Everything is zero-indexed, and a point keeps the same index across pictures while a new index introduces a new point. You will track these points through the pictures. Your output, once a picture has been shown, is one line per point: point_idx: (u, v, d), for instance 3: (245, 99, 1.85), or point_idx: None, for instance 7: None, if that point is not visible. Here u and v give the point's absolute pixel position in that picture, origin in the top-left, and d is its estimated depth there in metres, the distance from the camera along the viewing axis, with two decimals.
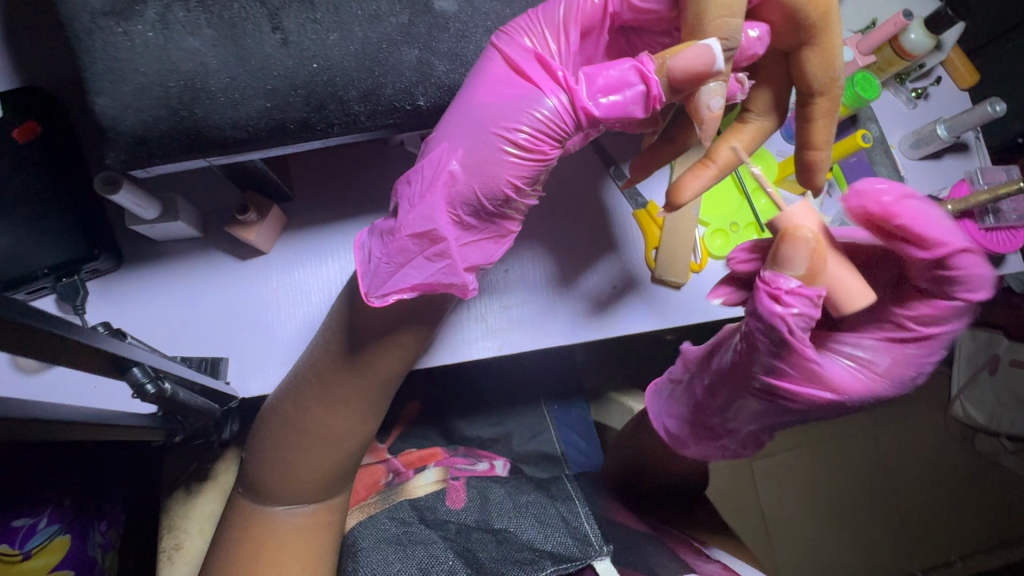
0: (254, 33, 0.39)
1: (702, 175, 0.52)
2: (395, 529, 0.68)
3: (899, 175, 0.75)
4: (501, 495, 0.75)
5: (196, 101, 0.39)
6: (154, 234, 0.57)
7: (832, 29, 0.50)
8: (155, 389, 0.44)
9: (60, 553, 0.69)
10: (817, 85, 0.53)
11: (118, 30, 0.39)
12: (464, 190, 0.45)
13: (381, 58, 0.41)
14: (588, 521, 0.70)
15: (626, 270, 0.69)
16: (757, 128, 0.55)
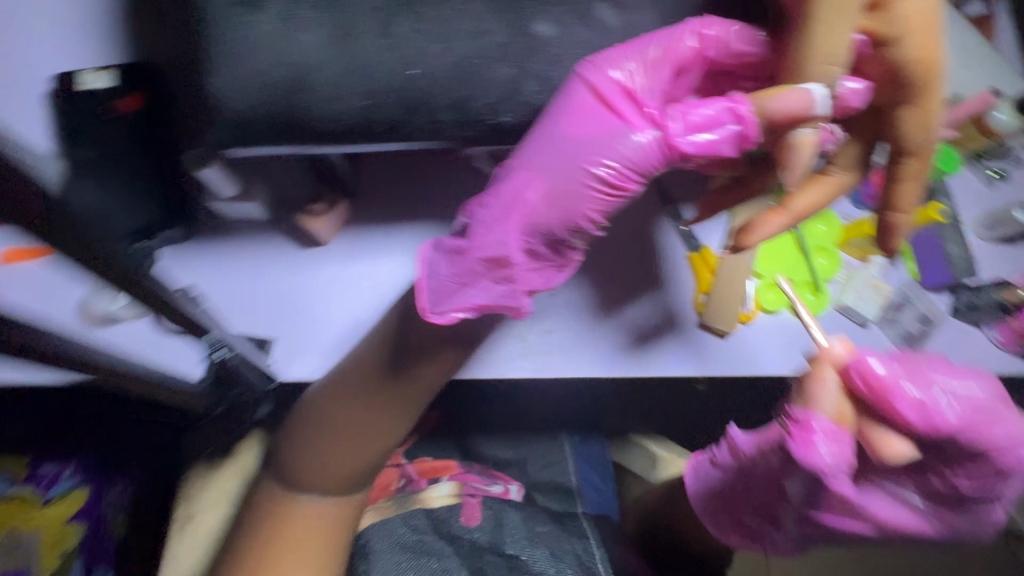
0: (364, 36, 0.41)
1: (777, 221, 0.51)
2: (410, 535, 0.69)
3: (968, 254, 0.74)
4: (515, 521, 0.74)
5: (298, 94, 0.41)
6: (229, 211, 0.60)
7: (931, 91, 0.50)
8: None
9: (75, 505, 0.84)
10: (909, 143, 0.52)
11: (242, 19, 0.41)
12: (539, 219, 0.45)
13: (475, 73, 0.43)
14: (602, 561, 0.73)
15: (671, 309, 0.69)
16: (837, 182, 0.54)
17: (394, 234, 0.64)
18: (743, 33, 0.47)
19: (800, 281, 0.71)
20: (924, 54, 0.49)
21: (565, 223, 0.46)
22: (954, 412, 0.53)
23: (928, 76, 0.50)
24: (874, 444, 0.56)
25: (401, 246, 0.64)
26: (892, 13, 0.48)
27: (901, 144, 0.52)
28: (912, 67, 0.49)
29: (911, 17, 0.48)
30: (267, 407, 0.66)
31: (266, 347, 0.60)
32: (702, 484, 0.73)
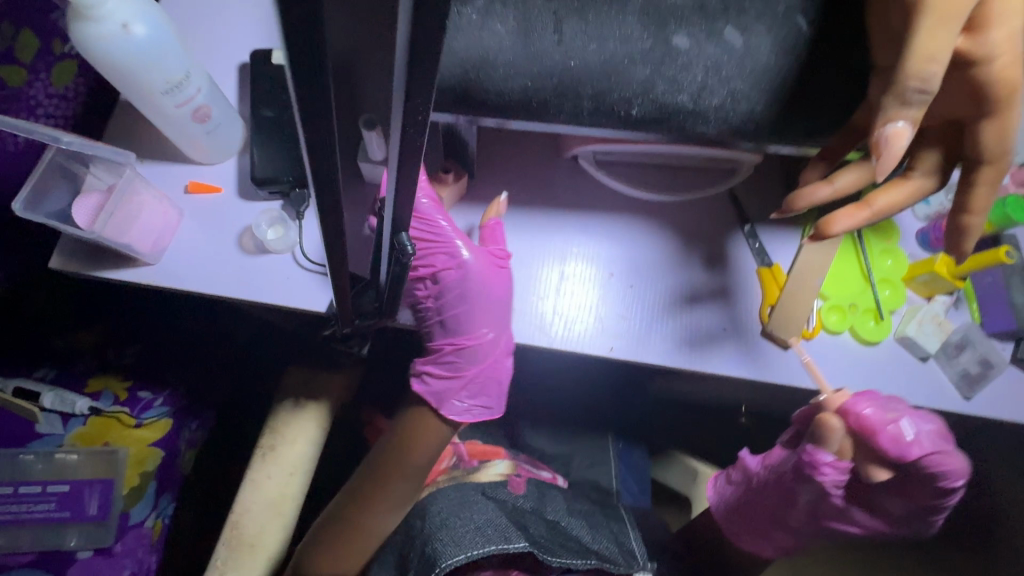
0: (541, 31, 0.46)
1: (858, 215, 0.54)
2: (457, 496, 0.78)
3: None
4: (557, 498, 0.82)
5: (481, 73, 0.48)
6: (370, 172, 0.70)
7: (1015, 108, 0.49)
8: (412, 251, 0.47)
9: (159, 431, 0.95)
10: (986, 153, 0.52)
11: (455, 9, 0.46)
12: (492, 351, 0.71)
13: (619, 71, 0.48)
14: (636, 541, 0.78)
15: (742, 317, 0.74)
16: (918, 186, 0.56)
17: (504, 214, 0.74)
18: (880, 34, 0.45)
19: (864, 307, 0.75)
20: (1010, 75, 0.47)
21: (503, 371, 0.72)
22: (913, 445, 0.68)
23: (1015, 91, 0.48)
24: (818, 438, 0.73)
25: (512, 225, 0.74)
26: (987, 35, 0.45)
27: (977, 153, 0.52)
28: (996, 86, 0.48)
29: (1003, 40, 0.46)
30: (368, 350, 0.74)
31: None
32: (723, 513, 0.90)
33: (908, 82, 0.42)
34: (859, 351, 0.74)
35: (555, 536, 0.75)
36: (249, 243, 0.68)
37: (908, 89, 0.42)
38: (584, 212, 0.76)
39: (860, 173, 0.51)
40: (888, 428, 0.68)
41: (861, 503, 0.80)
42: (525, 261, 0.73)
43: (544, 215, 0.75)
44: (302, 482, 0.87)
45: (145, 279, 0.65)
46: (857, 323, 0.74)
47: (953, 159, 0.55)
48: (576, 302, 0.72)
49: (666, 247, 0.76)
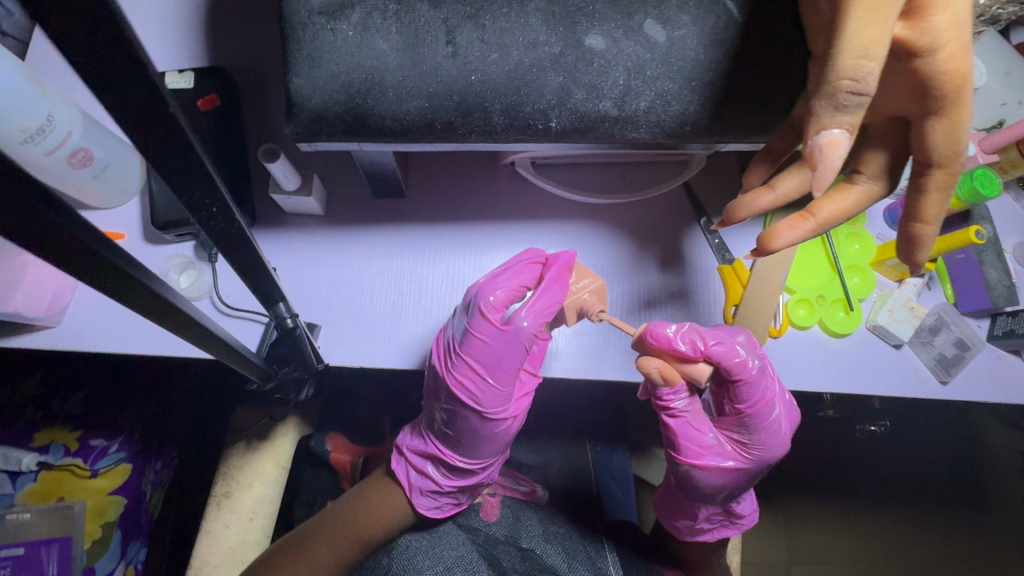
0: (431, 44, 0.45)
1: (801, 227, 0.49)
2: (425, 532, 0.72)
3: (1009, 279, 0.72)
4: (533, 520, 0.76)
5: (370, 94, 0.45)
6: (287, 204, 0.64)
7: (965, 103, 0.45)
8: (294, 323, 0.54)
9: (119, 478, 0.89)
10: (935, 156, 0.47)
11: (328, 27, 0.44)
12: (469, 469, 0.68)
13: (529, 80, 0.45)
14: (613, 564, 0.73)
15: (703, 319, 0.70)
16: (866, 192, 0.51)
17: (441, 234, 0.68)
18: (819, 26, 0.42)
19: (832, 298, 0.71)
20: (958, 67, 0.43)
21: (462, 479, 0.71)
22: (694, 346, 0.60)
23: (964, 85, 0.44)
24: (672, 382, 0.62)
25: (451, 243, 0.68)
26: (928, 22, 0.42)
27: (925, 157, 0.48)
28: (940, 78, 0.44)
29: (945, 28, 0.42)
30: (309, 395, 0.68)
31: (314, 333, 0.63)
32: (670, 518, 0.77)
33: (839, 81, 0.38)
34: (829, 344, 0.70)
35: (529, 570, 0.70)
36: None
37: (839, 90, 0.38)
38: (528, 223, 0.70)
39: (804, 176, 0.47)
40: (682, 347, 0.59)
41: (710, 442, 0.66)
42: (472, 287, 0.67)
43: (487, 229, 0.69)
44: (265, 527, 0.83)
45: (48, 342, 0.59)
46: (825, 315, 0.70)
47: (901, 162, 0.51)
48: None
49: (620, 252, 0.70)
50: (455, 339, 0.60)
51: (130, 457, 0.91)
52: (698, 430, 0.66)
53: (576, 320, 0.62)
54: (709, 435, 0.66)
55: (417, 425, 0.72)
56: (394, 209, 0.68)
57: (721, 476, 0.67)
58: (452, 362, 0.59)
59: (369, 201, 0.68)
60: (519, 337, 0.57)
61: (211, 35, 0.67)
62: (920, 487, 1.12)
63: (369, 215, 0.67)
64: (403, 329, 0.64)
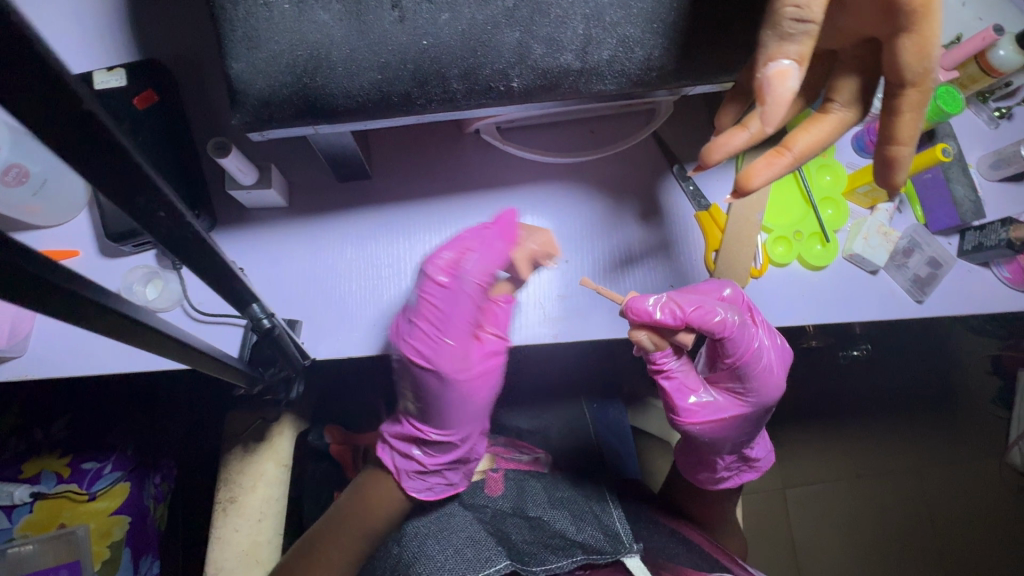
0: (376, 11, 0.42)
1: (778, 163, 0.48)
2: (433, 520, 0.74)
3: (976, 195, 0.73)
4: (538, 488, 0.77)
5: (318, 72, 0.43)
6: (248, 200, 0.61)
7: (934, 18, 0.44)
8: (269, 323, 0.53)
9: (120, 498, 0.86)
10: (909, 75, 0.47)
11: (261, 3, 0.42)
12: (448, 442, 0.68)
13: (484, 39, 0.43)
14: (619, 520, 0.73)
15: (685, 267, 0.70)
16: (840, 120, 0.51)
17: (413, 212, 0.66)
18: None
19: (809, 232, 0.72)
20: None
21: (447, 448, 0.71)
22: (672, 315, 0.61)
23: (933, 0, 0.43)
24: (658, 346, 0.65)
25: (427, 221, 0.66)
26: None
27: (901, 78, 0.47)
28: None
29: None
30: (300, 392, 0.66)
31: (295, 328, 0.61)
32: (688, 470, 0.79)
33: (783, 9, 0.39)
34: (810, 279, 0.72)
35: (539, 540, 0.71)
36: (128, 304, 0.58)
37: (784, 18, 0.39)
38: (502, 191, 0.68)
39: None
40: (660, 316, 0.61)
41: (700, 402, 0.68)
42: None
43: (461, 202, 0.67)
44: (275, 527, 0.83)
45: (17, 374, 0.57)
46: (804, 250, 0.71)
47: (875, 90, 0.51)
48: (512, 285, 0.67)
49: (598, 209, 0.69)
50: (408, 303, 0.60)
51: (127, 475, 0.88)
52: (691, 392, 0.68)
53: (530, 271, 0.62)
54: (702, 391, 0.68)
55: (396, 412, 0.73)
56: (361, 193, 0.66)
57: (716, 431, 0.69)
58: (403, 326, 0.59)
59: (335, 187, 0.65)
60: (466, 289, 0.58)
61: (138, 25, 0.62)
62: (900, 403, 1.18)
63: (336, 201, 0.65)
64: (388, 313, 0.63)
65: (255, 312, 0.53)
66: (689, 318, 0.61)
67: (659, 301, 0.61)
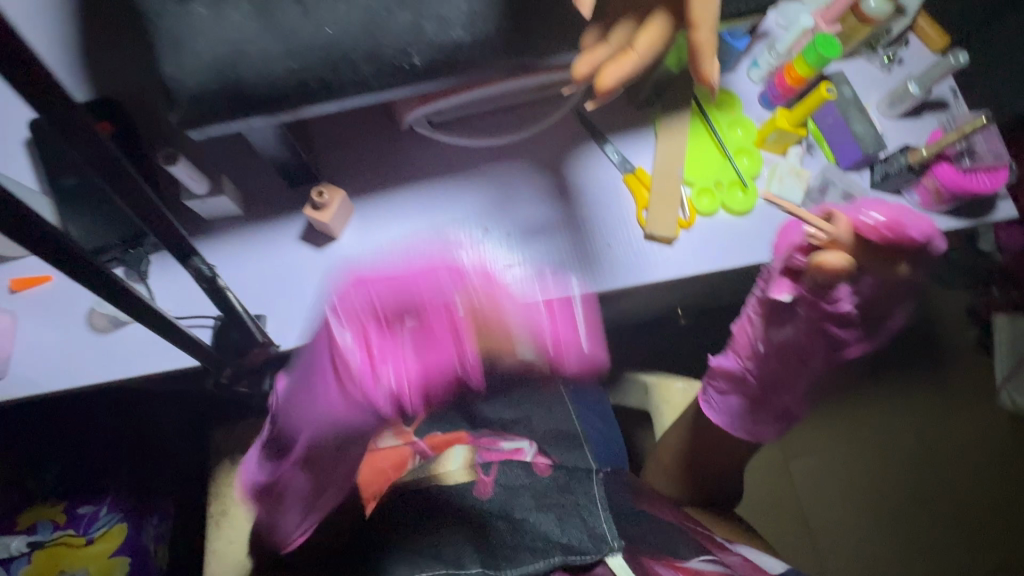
0: (283, 7, 0.46)
1: (625, 61, 0.48)
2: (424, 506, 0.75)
3: (874, 131, 0.79)
4: (524, 489, 0.77)
5: (237, 67, 0.45)
6: (202, 210, 0.66)
7: None
8: (209, 272, 0.60)
9: (117, 539, 0.89)
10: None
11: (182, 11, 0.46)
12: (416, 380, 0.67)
13: (379, 24, 0.47)
14: (606, 523, 0.72)
15: (616, 226, 0.75)
16: (659, 28, 0.49)
17: (359, 206, 0.72)
18: None
19: (728, 181, 0.78)
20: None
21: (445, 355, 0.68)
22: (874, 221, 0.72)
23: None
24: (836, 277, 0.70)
25: (374, 215, 0.72)
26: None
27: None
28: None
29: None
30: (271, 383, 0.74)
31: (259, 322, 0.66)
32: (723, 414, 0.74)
33: None
34: (734, 224, 0.77)
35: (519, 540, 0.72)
36: (100, 321, 0.63)
37: None
38: (439, 179, 0.74)
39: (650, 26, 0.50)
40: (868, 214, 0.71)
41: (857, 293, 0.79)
42: (408, 251, 0.70)
43: (405, 192, 0.73)
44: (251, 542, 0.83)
45: (3, 394, 0.61)
46: (726, 198, 0.77)
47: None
48: (460, 261, 0.72)
49: (531, 188, 0.75)
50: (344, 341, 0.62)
51: (124, 516, 0.91)
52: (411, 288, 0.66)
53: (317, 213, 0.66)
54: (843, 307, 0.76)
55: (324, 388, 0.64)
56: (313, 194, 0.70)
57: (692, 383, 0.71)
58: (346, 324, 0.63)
59: (286, 192, 0.70)
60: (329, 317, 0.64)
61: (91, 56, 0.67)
62: (895, 367, 1.32)
63: (286, 205, 0.70)
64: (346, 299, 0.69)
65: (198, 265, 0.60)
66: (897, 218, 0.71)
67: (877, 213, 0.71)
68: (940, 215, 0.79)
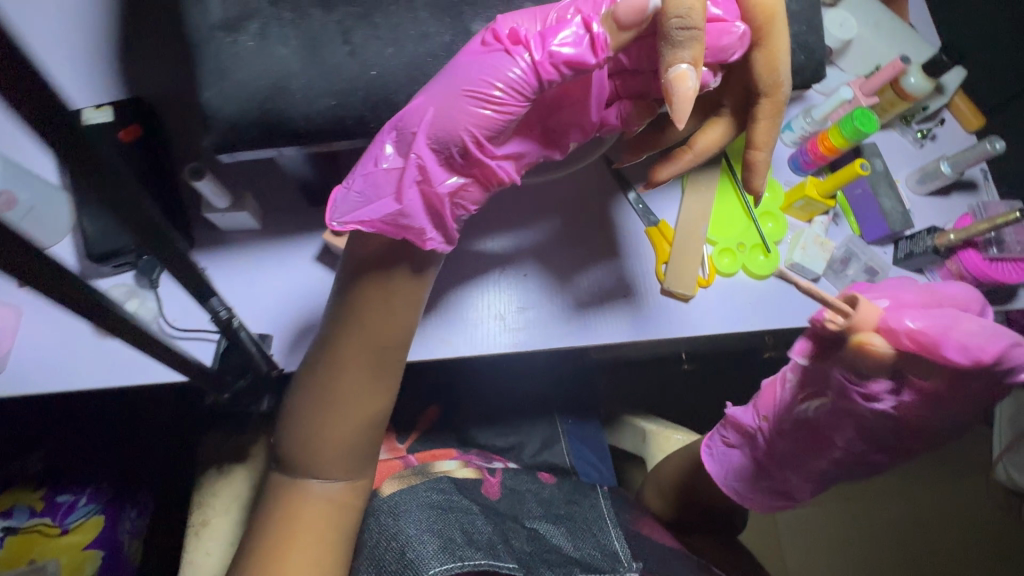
0: (330, 45, 0.46)
1: (680, 162, 0.56)
2: (437, 497, 0.77)
3: (903, 207, 0.78)
4: (531, 502, 0.87)
5: (277, 99, 0.44)
6: (222, 222, 0.65)
7: (775, 34, 0.51)
8: (226, 315, 0.59)
9: (92, 533, 0.89)
10: (762, 86, 0.53)
11: (228, 40, 0.45)
12: (440, 141, 0.46)
13: (426, 69, 0.47)
14: (617, 541, 0.82)
15: (633, 278, 0.74)
16: (725, 129, 0.57)
17: None
18: None
19: (751, 243, 0.77)
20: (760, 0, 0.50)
21: (462, 131, 0.45)
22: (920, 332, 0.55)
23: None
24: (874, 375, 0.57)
25: None
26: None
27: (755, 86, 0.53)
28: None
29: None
30: (267, 405, 0.71)
31: (266, 342, 0.65)
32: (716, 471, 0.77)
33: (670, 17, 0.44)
34: (754, 287, 0.76)
35: (536, 550, 0.78)
36: (105, 325, 0.62)
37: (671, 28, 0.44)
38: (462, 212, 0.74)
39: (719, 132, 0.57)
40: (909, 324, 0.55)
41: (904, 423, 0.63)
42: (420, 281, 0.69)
43: None
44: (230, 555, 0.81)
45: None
46: (747, 260, 0.76)
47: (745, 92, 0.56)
48: (471, 295, 0.71)
49: (550, 229, 0.75)
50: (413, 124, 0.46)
51: (101, 509, 0.91)
52: (496, 55, 0.45)
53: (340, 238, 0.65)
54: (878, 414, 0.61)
55: (403, 132, 0.45)
56: None
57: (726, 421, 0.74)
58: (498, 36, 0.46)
59: (305, 211, 0.69)
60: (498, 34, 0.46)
61: (130, 61, 0.68)
62: None
63: (304, 223, 0.69)
64: None
65: (215, 305, 0.60)
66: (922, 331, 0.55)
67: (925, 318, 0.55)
68: None
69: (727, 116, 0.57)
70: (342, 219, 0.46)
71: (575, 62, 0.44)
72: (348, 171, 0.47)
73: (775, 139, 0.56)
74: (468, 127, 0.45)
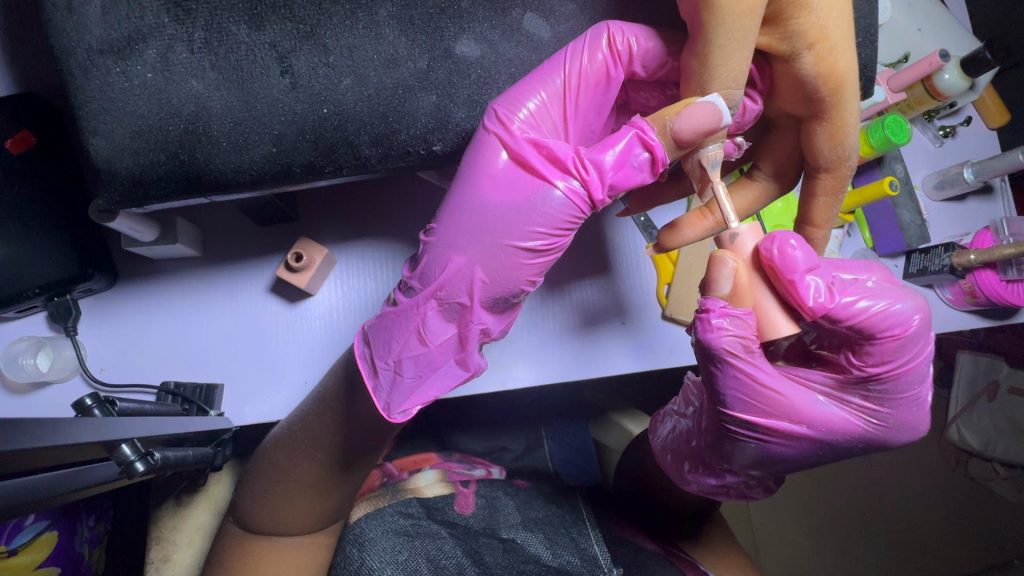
0: (262, 77, 0.42)
1: (700, 226, 0.53)
2: (404, 521, 0.59)
3: (921, 219, 0.71)
4: (510, 507, 0.64)
5: (197, 146, 0.42)
6: (152, 254, 0.55)
7: (844, 106, 0.47)
8: (146, 467, 0.35)
9: (48, 549, 0.58)
10: (824, 161, 0.50)
11: (117, 68, 0.42)
12: (484, 287, 0.45)
13: (396, 104, 0.43)
14: (598, 543, 0.62)
15: (630, 301, 0.63)
16: (764, 188, 0.55)
17: (344, 251, 0.58)
18: (648, 52, 0.44)
19: None
20: (832, 67, 0.44)
21: (514, 282, 0.46)
22: (833, 301, 0.43)
23: (761, 7, 0.39)
24: (708, 284, 0.45)
25: (361, 266, 0.58)
26: (788, 29, 0.43)
27: (816, 162, 0.51)
28: (736, 5, 0.39)
29: (808, 32, 0.43)
30: (227, 455, 0.61)
31: (215, 396, 0.55)
32: (672, 459, 0.58)
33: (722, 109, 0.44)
34: None
35: (514, 567, 0.59)
36: (15, 381, 0.53)
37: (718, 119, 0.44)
38: None
39: (757, 191, 0.55)
40: (811, 268, 0.43)
41: (812, 424, 0.45)
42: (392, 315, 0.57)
43: (392, 240, 0.59)
44: None
45: None
46: None
47: (798, 159, 0.53)
48: None
49: None
50: (445, 276, 0.45)
51: (57, 522, 0.59)
52: (529, 193, 0.44)
53: (296, 266, 0.54)
54: (763, 372, 0.45)
55: (442, 297, 0.45)
56: (287, 237, 0.58)
57: (682, 405, 0.59)
58: (526, 161, 0.43)
59: (254, 230, 0.58)
60: (523, 150, 0.43)
61: (18, 46, 0.54)
62: None
63: (255, 247, 0.58)
64: (319, 369, 0.57)
65: (126, 452, 0.35)
66: (795, 268, 0.42)
67: (855, 289, 0.44)
68: (966, 311, 0.72)
69: (767, 179, 0.55)
70: (406, 407, 0.47)
71: (631, 185, 0.44)
72: (390, 353, 0.47)
73: (835, 213, 0.54)
74: (520, 278, 0.46)
